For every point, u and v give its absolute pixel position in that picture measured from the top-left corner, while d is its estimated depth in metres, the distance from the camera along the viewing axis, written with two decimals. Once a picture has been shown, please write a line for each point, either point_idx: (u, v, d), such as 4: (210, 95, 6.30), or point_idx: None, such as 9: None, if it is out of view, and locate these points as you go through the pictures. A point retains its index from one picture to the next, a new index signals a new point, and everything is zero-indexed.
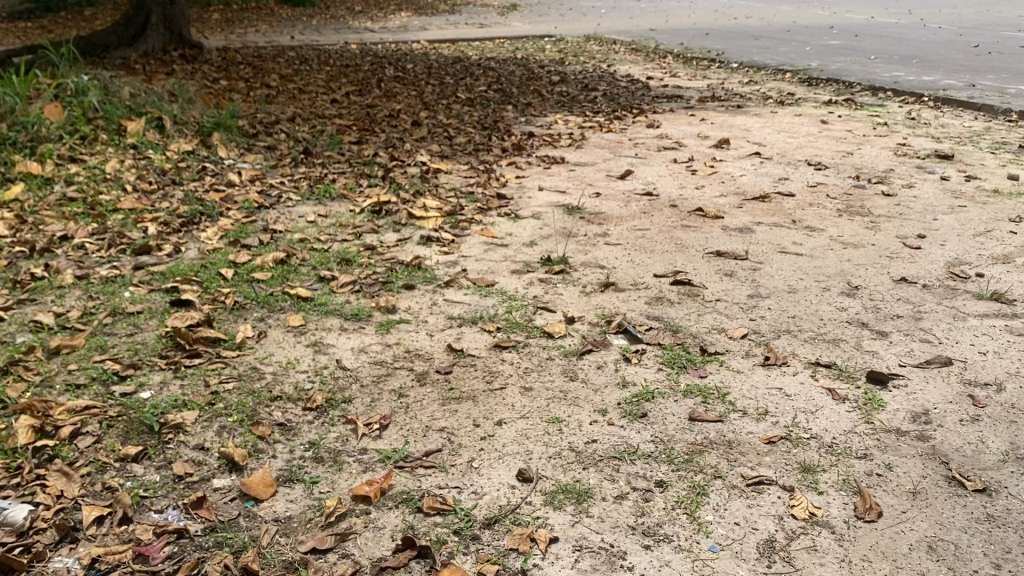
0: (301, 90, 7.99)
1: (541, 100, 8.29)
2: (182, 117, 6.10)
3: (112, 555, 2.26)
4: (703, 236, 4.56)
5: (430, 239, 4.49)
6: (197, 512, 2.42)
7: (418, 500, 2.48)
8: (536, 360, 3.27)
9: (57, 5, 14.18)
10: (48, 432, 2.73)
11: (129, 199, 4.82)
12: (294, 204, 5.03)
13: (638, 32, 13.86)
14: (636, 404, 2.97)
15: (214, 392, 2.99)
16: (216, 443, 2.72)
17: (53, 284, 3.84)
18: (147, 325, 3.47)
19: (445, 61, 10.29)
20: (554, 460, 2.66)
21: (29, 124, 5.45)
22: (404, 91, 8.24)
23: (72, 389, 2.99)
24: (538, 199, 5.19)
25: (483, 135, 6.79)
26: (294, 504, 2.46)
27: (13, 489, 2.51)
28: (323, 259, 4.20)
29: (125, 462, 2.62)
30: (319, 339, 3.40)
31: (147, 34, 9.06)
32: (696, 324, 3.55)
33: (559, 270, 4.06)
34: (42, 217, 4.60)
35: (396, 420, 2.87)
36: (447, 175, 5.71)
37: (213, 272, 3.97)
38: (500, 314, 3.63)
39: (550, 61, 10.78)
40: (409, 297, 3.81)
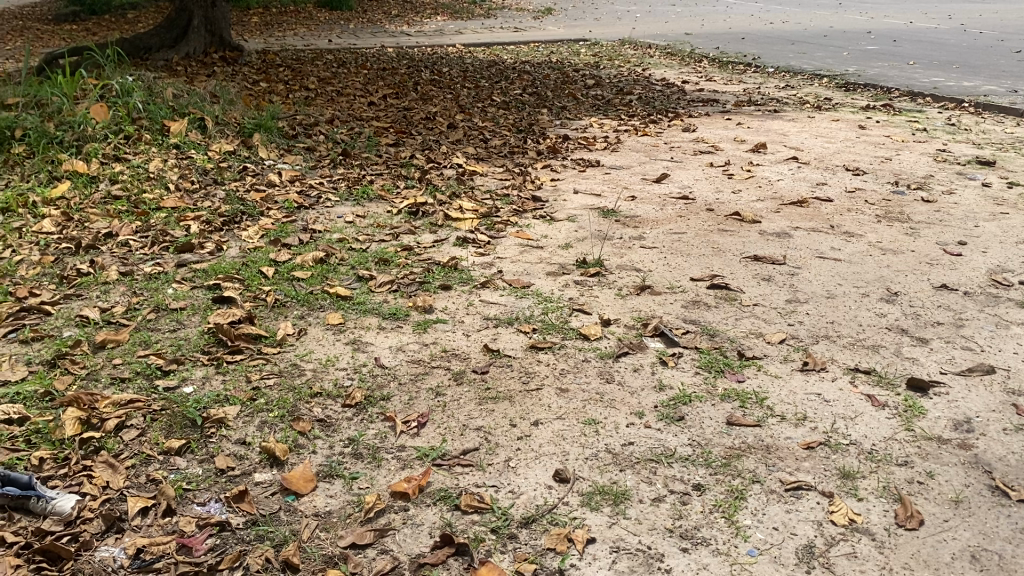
0: (339, 93, 8.06)
1: (576, 103, 8.30)
2: (224, 117, 6.19)
3: (156, 546, 2.30)
4: (740, 240, 4.54)
5: (466, 240, 4.52)
6: (239, 505, 2.45)
7: (456, 497, 2.50)
8: (572, 361, 3.27)
9: (102, 9, 14.48)
10: (94, 424, 2.78)
11: (172, 198, 4.90)
12: (333, 204, 5.09)
13: (674, 36, 13.83)
14: (673, 407, 2.96)
15: (255, 387, 3.04)
16: (258, 438, 2.75)
17: (98, 280, 3.92)
18: (189, 322, 3.52)
19: (480, 65, 10.33)
20: (590, 461, 2.66)
21: (75, 124, 5.56)
22: (440, 94, 8.29)
23: (117, 383, 3.05)
24: (574, 202, 5.20)
25: (518, 138, 6.80)
26: (334, 499, 2.49)
27: (60, 479, 2.56)
28: (361, 258, 4.24)
29: (168, 455, 2.67)
30: (358, 338, 3.43)
31: (189, 36, 9.19)
32: (733, 329, 3.53)
33: (595, 272, 4.07)
34: (88, 214, 4.69)
35: (433, 418, 2.89)
36: (482, 177, 5.74)
37: (254, 270, 4.03)
38: (536, 315, 3.64)
39: (585, 65, 10.78)
40: (446, 297, 3.83)
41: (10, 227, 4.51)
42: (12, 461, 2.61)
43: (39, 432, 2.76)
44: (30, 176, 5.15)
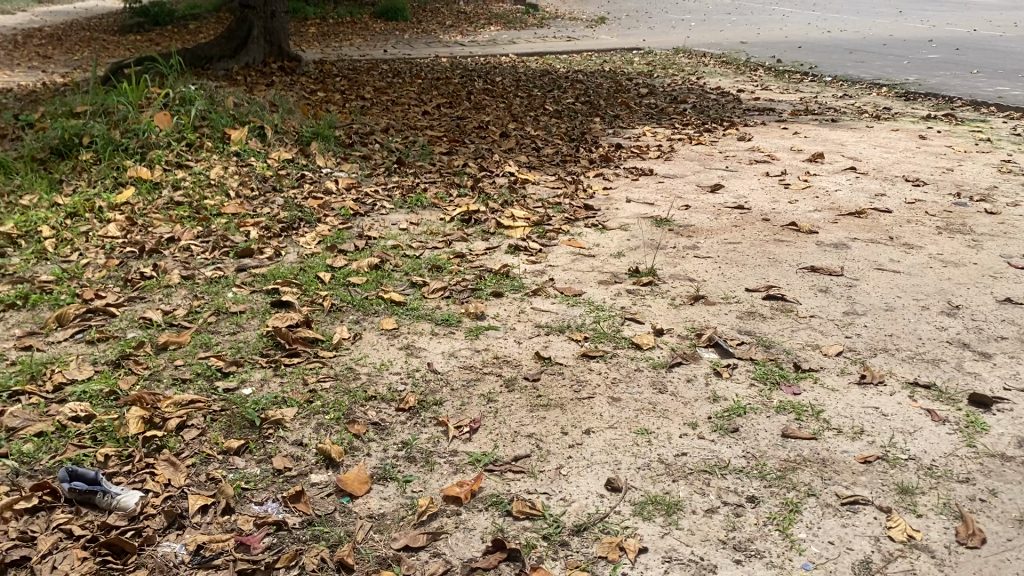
0: (394, 102, 8.17)
1: (629, 112, 8.28)
2: (283, 126, 6.32)
3: (216, 543, 2.35)
4: (796, 251, 4.48)
5: (518, 248, 4.54)
6: (296, 505, 2.50)
7: (508, 503, 2.51)
8: (624, 370, 3.26)
9: (165, 20, 14.91)
10: (156, 422, 2.86)
11: (232, 204, 5.01)
12: (387, 212, 5.15)
13: (729, 45, 13.72)
14: (727, 418, 2.94)
15: (311, 390, 3.09)
16: (314, 440, 2.80)
17: (161, 283, 4.03)
18: (248, 325, 3.60)
19: (533, 74, 10.37)
20: (642, 470, 2.66)
21: (139, 132, 5.72)
22: (493, 103, 8.34)
23: (179, 383, 3.13)
24: (626, 211, 5.19)
25: (571, 146, 6.81)
26: (388, 501, 2.52)
27: (124, 475, 2.63)
28: (414, 265, 4.28)
29: (227, 454, 2.73)
30: (411, 343, 3.47)
31: (249, 46, 9.40)
32: (789, 341, 3.49)
33: (648, 282, 4.05)
34: (151, 219, 4.82)
35: (486, 424, 2.91)
36: (534, 186, 5.75)
37: (311, 275, 4.10)
38: (588, 323, 3.64)
39: (639, 74, 10.75)
40: (498, 304, 3.85)
41: (78, 231, 4.67)
42: (79, 457, 2.70)
43: (105, 429, 2.84)
44: (97, 182, 5.32)
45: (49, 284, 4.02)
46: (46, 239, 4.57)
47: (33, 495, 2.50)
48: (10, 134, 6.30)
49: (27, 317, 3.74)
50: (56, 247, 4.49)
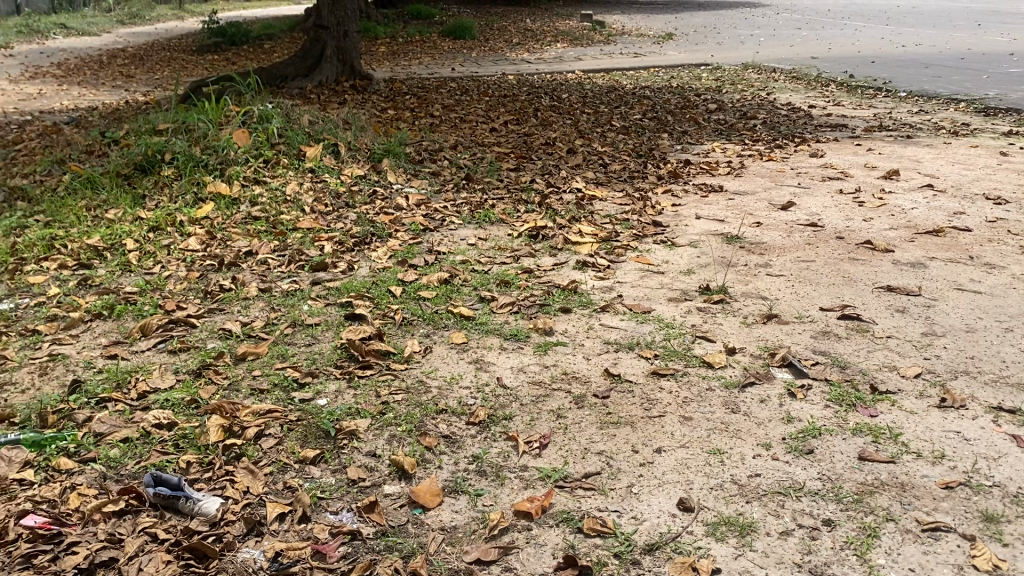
0: (463, 120, 8.27)
1: (697, 128, 8.23)
2: (355, 143, 6.45)
3: (293, 551, 2.40)
4: (872, 270, 4.39)
5: (586, 264, 4.54)
6: (370, 515, 2.54)
7: (578, 520, 2.51)
8: (695, 390, 3.23)
9: (241, 40, 15.38)
10: (235, 431, 2.94)
11: (307, 219, 5.13)
12: (456, 227, 5.21)
13: (799, 60, 13.54)
14: (802, 439, 2.89)
15: (384, 402, 3.14)
16: (387, 451, 2.85)
17: (240, 295, 4.14)
18: (322, 337, 3.68)
19: (600, 91, 10.38)
20: (715, 491, 2.63)
21: (219, 149, 5.91)
22: (560, 120, 8.38)
23: (257, 393, 3.21)
24: (696, 227, 5.15)
25: (638, 162, 6.80)
26: (460, 514, 2.55)
27: (205, 482, 2.71)
28: (483, 280, 4.32)
29: (304, 463, 2.79)
30: (481, 357, 3.50)
31: (322, 65, 9.65)
32: (865, 361, 3.42)
33: (718, 300, 4.01)
34: (230, 233, 4.97)
35: (556, 440, 2.92)
36: (602, 202, 5.75)
37: (383, 289, 4.17)
38: (657, 341, 3.62)
39: (707, 89, 10.67)
40: (566, 320, 3.86)
41: (160, 245, 4.84)
42: (163, 463, 2.79)
43: (186, 437, 2.93)
44: (178, 198, 5.50)
45: (134, 295, 4.17)
46: (131, 252, 4.75)
47: (120, 499, 2.59)
48: (96, 150, 6.57)
49: (112, 327, 3.88)
50: (139, 259, 4.66)
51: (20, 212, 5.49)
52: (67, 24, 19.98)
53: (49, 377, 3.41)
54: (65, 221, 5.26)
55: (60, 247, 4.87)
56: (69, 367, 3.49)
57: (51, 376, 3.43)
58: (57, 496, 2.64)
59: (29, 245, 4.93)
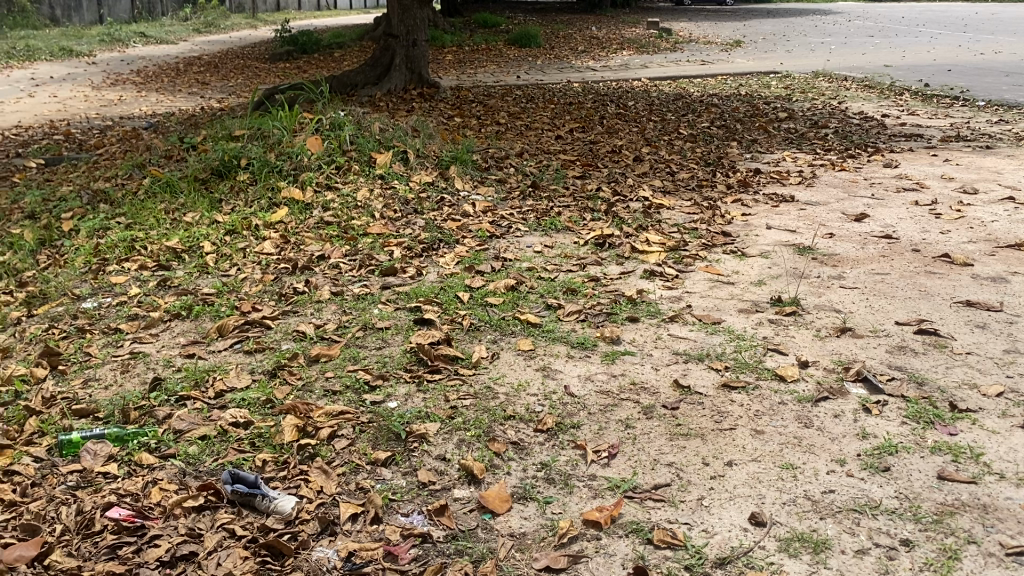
0: (528, 127, 8.30)
1: (767, 137, 8.12)
2: (424, 151, 6.54)
3: (366, 551, 2.44)
4: (950, 284, 4.27)
5: (654, 273, 4.51)
6: (440, 519, 2.56)
7: (648, 531, 2.49)
8: (767, 403, 3.18)
9: (312, 48, 15.71)
10: (309, 431, 3.00)
11: (377, 225, 5.21)
12: (522, 234, 5.23)
13: (872, 68, 13.24)
14: (878, 456, 2.82)
15: (452, 406, 3.17)
16: (456, 456, 2.87)
17: (312, 298, 4.23)
18: (392, 340, 3.74)
19: (667, 98, 10.32)
20: (787, 506, 2.58)
21: (293, 155, 6.05)
22: (626, 128, 8.35)
23: (329, 395, 3.27)
24: (766, 238, 5.08)
25: (707, 171, 6.73)
26: (529, 521, 2.56)
27: (280, 480, 2.77)
28: (550, 287, 4.33)
29: (375, 465, 2.84)
30: (548, 364, 3.51)
31: (391, 74, 9.81)
32: (943, 378, 3.33)
33: (791, 311, 3.95)
34: (303, 237, 5.08)
35: (624, 450, 2.90)
36: (670, 211, 5.70)
37: (451, 295, 4.21)
38: (728, 352, 3.58)
39: (777, 98, 10.51)
40: (633, 329, 3.84)
41: (236, 248, 4.96)
42: (240, 461, 2.86)
43: (262, 435, 3.00)
44: (253, 202, 5.65)
45: (211, 296, 4.29)
46: (208, 254, 4.88)
47: (199, 494, 2.66)
48: (174, 155, 6.77)
49: (191, 326, 4.00)
50: (216, 262, 4.79)
51: (103, 214, 5.69)
52: (146, 32, 20.69)
53: (131, 374, 3.53)
54: (145, 223, 5.44)
55: (141, 248, 5.04)
56: (150, 364, 3.61)
57: (132, 373, 3.54)
58: (140, 490, 2.72)
59: (112, 246, 5.11)
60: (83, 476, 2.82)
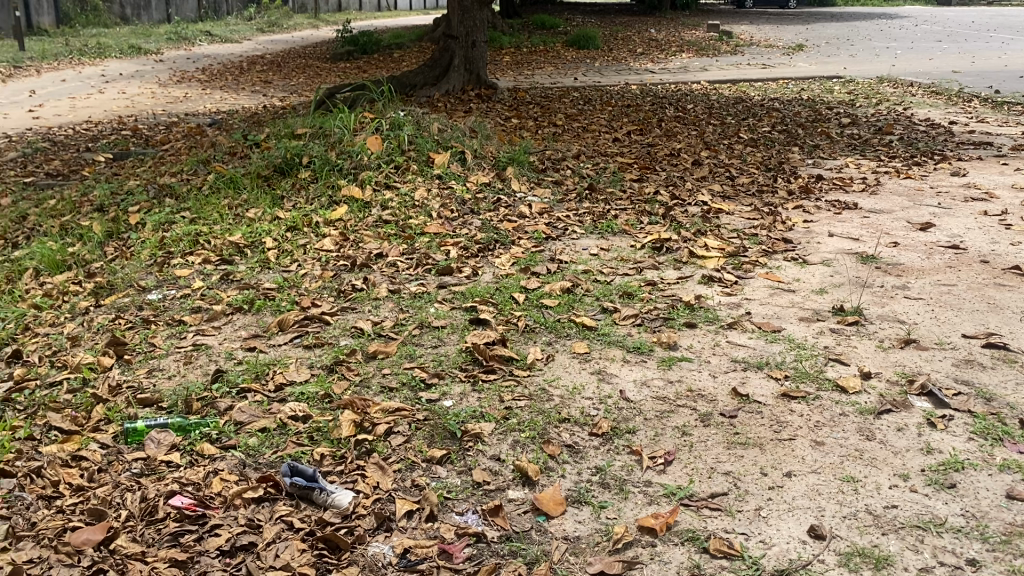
0: (586, 129, 8.28)
1: (829, 142, 7.97)
2: (482, 151, 6.56)
3: (421, 548, 2.45)
4: (1021, 297, 4.14)
5: (713, 278, 4.46)
6: (494, 519, 2.57)
7: (704, 540, 2.46)
8: (828, 414, 3.12)
9: (372, 48, 15.88)
10: (366, 427, 3.04)
11: (434, 224, 5.24)
12: (578, 237, 5.22)
13: (940, 74, 12.92)
14: (943, 472, 2.75)
15: (507, 407, 3.18)
16: (511, 456, 2.87)
17: (370, 295, 4.28)
18: (448, 340, 3.75)
19: (727, 102, 10.20)
20: (848, 520, 2.53)
21: (353, 154, 6.13)
22: (685, 131, 8.27)
23: (386, 391, 3.31)
24: (828, 245, 4.98)
25: (767, 176, 6.63)
26: (583, 525, 2.55)
27: (337, 474, 2.81)
28: (606, 290, 4.30)
29: (430, 462, 2.86)
30: (604, 368, 3.49)
31: (449, 74, 9.87)
32: (1013, 395, 3.22)
33: (853, 321, 3.87)
34: (362, 235, 5.13)
35: (681, 457, 2.87)
36: (729, 216, 5.63)
37: (507, 296, 4.22)
38: (788, 361, 3.52)
39: (839, 103, 10.31)
40: (692, 335, 3.80)
41: (297, 244, 5.04)
42: (298, 454, 2.90)
43: (320, 430, 3.04)
44: (314, 200, 5.73)
45: (272, 291, 4.36)
46: (269, 250, 4.97)
47: (259, 486, 2.71)
48: (238, 152, 6.91)
49: (252, 320, 4.07)
50: (277, 257, 4.86)
51: (169, 208, 5.83)
52: (212, 31, 21.11)
53: (194, 366, 3.61)
54: (209, 218, 5.55)
55: (205, 243, 5.15)
56: (212, 357, 3.68)
57: (195, 364, 3.62)
58: (201, 479, 2.78)
59: (177, 240, 5.23)
60: (147, 464, 2.89)
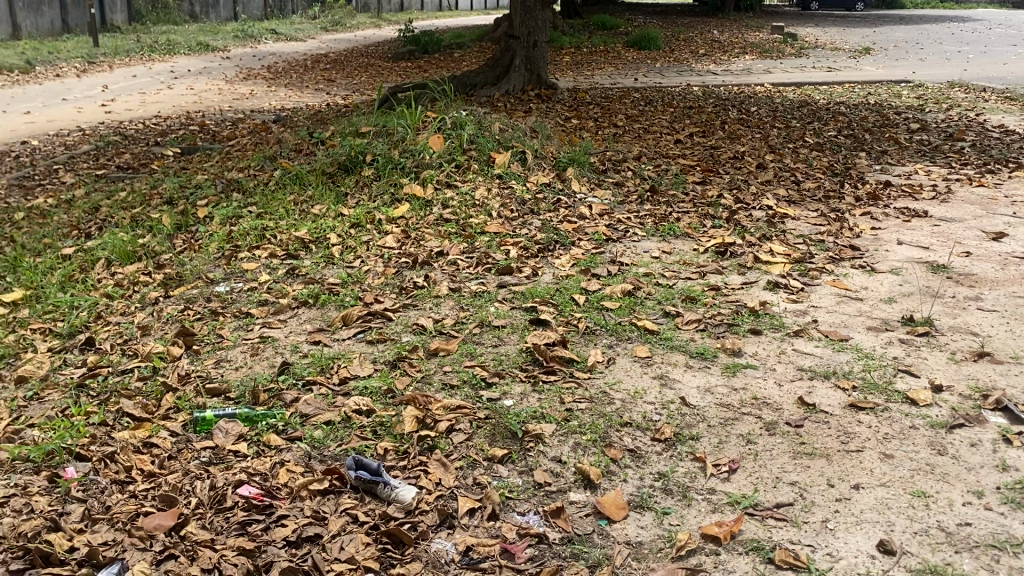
0: (647, 130, 8.22)
1: (898, 148, 7.79)
2: (542, 152, 6.56)
3: (483, 547, 2.46)
4: None
5: (778, 285, 4.39)
6: (556, 521, 2.57)
7: (769, 550, 2.42)
8: (897, 427, 3.05)
9: (433, 48, 15.99)
10: (428, 423, 3.06)
11: (494, 224, 5.25)
12: (639, 239, 5.19)
13: (1015, 79, 12.54)
14: (1020, 490, 2.66)
15: (568, 409, 3.17)
16: (573, 458, 2.87)
17: (431, 293, 4.30)
18: (508, 339, 3.76)
19: (791, 105, 10.03)
20: (919, 536, 2.47)
21: (415, 153, 6.18)
22: (749, 134, 8.16)
23: (447, 388, 3.33)
24: (897, 254, 4.86)
25: (834, 181, 6.50)
26: (646, 530, 2.53)
27: (400, 469, 2.83)
28: (668, 294, 4.27)
29: (491, 461, 2.87)
30: (666, 373, 3.46)
31: (510, 74, 9.89)
32: None
33: (924, 332, 3.77)
34: (423, 233, 5.17)
35: (745, 465, 2.83)
36: (794, 221, 5.54)
37: (567, 296, 4.21)
38: (856, 371, 3.45)
39: (908, 108, 10.06)
40: (756, 342, 3.74)
41: (361, 240, 5.10)
42: (362, 448, 2.93)
43: (383, 424, 3.07)
44: (376, 198, 5.79)
45: (336, 286, 4.42)
46: (333, 245, 5.03)
47: (324, 478, 2.75)
48: (304, 148, 7.02)
49: (317, 314, 4.13)
50: (341, 253, 4.93)
51: (236, 202, 5.95)
52: (277, 29, 21.48)
53: (260, 357, 3.68)
54: (275, 213, 5.65)
55: (271, 237, 5.24)
56: (278, 349, 3.74)
57: (262, 356, 3.69)
58: (268, 470, 2.83)
59: (244, 234, 5.33)
60: (216, 453, 2.96)
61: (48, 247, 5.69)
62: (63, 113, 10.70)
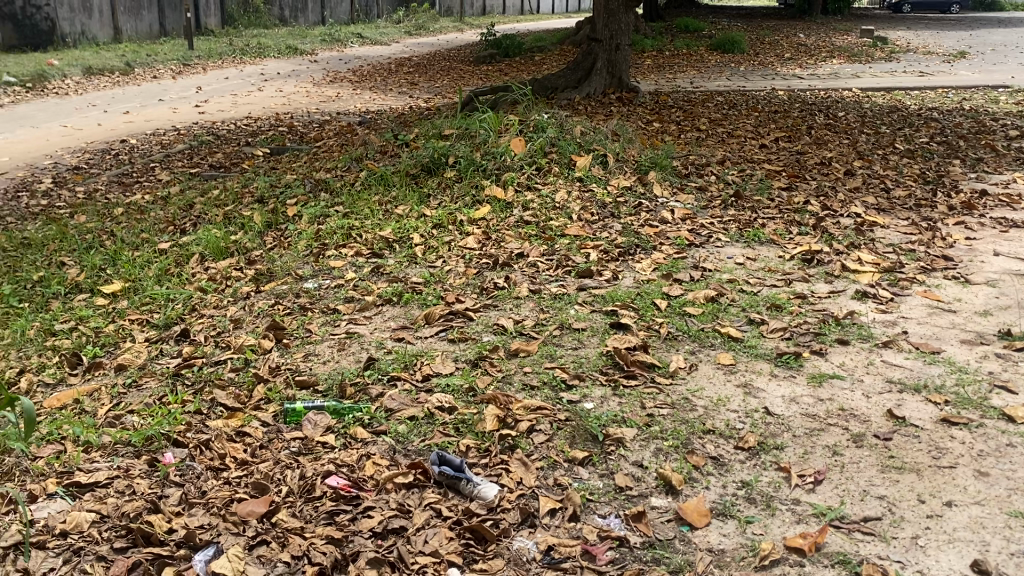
0: (731, 135, 8.12)
1: (995, 155, 7.50)
2: (624, 155, 6.54)
3: (564, 547, 2.48)
4: None
5: (867, 294, 4.29)
6: (638, 525, 2.57)
7: (856, 564, 2.38)
8: (993, 444, 2.95)
9: (514, 51, 16.08)
10: (510, 422, 3.09)
11: (575, 227, 5.26)
12: (723, 244, 5.13)
13: None
14: None
15: (649, 414, 3.16)
16: (654, 463, 2.86)
17: (512, 294, 4.34)
18: (589, 342, 3.77)
19: (881, 110, 9.76)
20: (1016, 558, 2.38)
21: (497, 156, 6.24)
22: (836, 139, 7.98)
23: (528, 389, 3.36)
24: (994, 265, 4.69)
25: (926, 189, 6.31)
26: (728, 538, 2.51)
27: (482, 467, 2.87)
28: (752, 301, 4.21)
29: (572, 463, 2.88)
30: (750, 381, 3.41)
31: (591, 78, 9.89)
32: None
33: (1022, 347, 3.63)
34: (504, 235, 5.22)
35: (831, 477, 2.78)
36: (884, 229, 5.40)
37: (648, 301, 4.20)
38: (948, 385, 3.34)
39: (1007, 114, 9.68)
40: (843, 352, 3.67)
41: (443, 241, 5.17)
42: (445, 444, 2.98)
43: (465, 422, 3.11)
44: (458, 199, 5.87)
45: (419, 285, 4.49)
46: (416, 245, 5.12)
47: (409, 472, 2.81)
48: (388, 150, 7.15)
49: (400, 312, 4.21)
50: (424, 253, 5.01)
51: (323, 202, 6.10)
52: (362, 33, 21.90)
53: (346, 353, 3.77)
54: (360, 213, 5.78)
55: (356, 236, 5.36)
56: (363, 345, 3.83)
57: (348, 351, 3.78)
58: (355, 462, 2.90)
59: (330, 232, 5.47)
60: (304, 443, 3.04)
61: (145, 242, 5.93)
62: (159, 113, 11.13)
